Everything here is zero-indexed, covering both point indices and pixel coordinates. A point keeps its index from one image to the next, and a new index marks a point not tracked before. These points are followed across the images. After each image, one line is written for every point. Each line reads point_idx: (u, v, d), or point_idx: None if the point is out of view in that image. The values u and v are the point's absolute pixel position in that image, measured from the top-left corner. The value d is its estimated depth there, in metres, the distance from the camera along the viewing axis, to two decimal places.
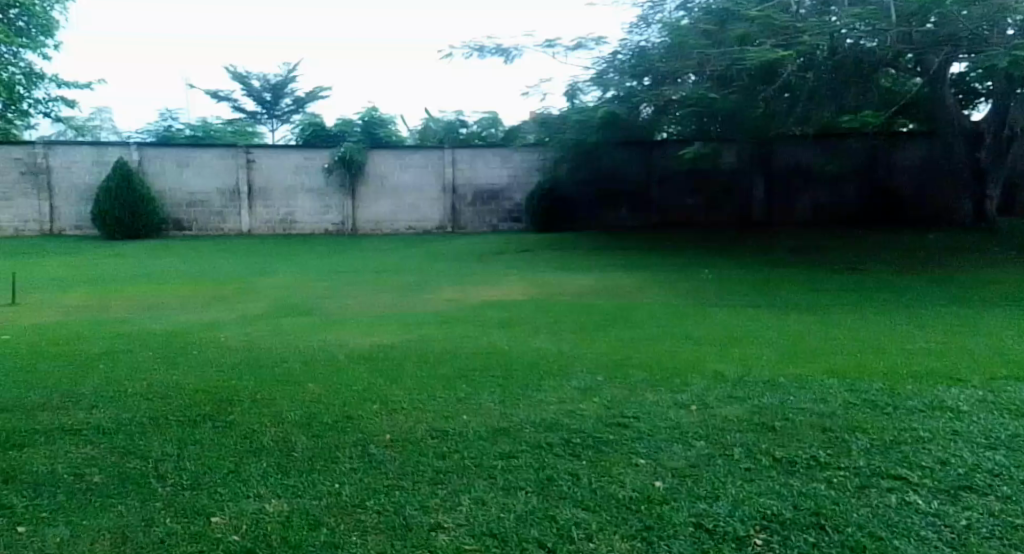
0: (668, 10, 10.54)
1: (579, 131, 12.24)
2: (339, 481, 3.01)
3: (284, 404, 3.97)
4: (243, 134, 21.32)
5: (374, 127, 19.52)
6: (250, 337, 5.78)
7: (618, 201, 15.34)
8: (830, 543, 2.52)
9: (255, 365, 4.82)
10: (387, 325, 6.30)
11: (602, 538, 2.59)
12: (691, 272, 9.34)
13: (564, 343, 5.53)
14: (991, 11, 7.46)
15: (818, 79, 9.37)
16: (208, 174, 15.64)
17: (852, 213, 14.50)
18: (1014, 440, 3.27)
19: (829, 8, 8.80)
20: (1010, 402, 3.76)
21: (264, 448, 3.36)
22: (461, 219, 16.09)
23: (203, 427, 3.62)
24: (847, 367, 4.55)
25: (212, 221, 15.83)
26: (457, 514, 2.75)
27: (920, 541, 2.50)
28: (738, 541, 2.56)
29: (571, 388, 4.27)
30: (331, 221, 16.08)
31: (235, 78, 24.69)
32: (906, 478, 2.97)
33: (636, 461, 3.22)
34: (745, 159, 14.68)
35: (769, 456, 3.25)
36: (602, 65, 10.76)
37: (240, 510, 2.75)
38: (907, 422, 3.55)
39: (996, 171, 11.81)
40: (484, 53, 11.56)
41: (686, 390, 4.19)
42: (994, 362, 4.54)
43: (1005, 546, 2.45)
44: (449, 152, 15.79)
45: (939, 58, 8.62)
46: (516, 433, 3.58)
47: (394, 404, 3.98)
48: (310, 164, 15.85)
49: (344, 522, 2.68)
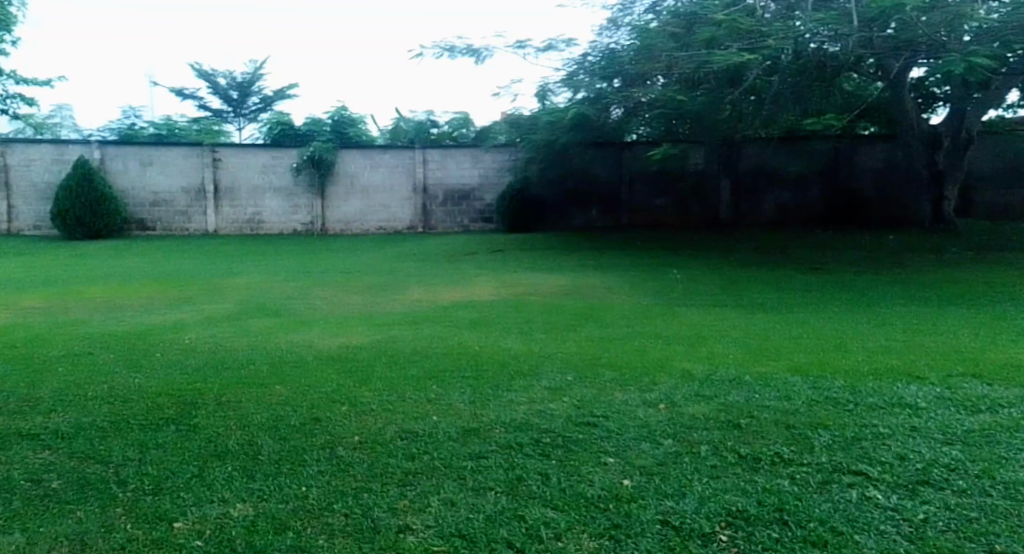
0: (637, 13, 10.62)
1: (549, 131, 12.27)
2: (307, 485, 3.00)
3: (251, 407, 3.94)
4: (210, 133, 21.05)
5: (345, 127, 19.34)
6: (217, 337, 5.73)
7: (589, 202, 15.40)
8: (792, 538, 2.57)
9: (221, 367, 4.77)
10: (357, 326, 6.28)
11: (570, 537, 2.61)
12: (660, 272, 9.41)
13: (533, 343, 5.56)
14: (950, 17, 7.59)
15: (783, 83, 9.49)
16: (174, 173, 15.46)
17: (815, 215, 14.73)
18: (971, 436, 3.35)
19: (793, 13, 8.92)
20: (966, 398, 3.85)
21: (229, 451, 3.33)
22: (431, 219, 16.06)
23: (166, 430, 3.59)
24: (811, 365, 4.63)
25: (177, 221, 15.64)
26: (425, 515, 2.75)
27: (879, 535, 2.56)
28: (704, 537, 2.60)
29: (541, 388, 4.29)
30: (299, 221, 15.94)
31: (201, 76, 24.38)
32: (866, 474, 3.03)
33: (605, 460, 3.24)
34: (713, 161, 14.86)
35: (734, 453, 3.30)
36: (572, 66, 10.72)
37: (203, 515, 2.73)
38: (868, 419, 3.62)
39: (954, 172, 12.08)
40: (455, 53, 11.54)
41: (654, 390, 4.22)
42: (953, 360, 4.63)
43: (960, 539, 2.51)
44: (420, 152, 15.74)
45: (899, 62, 8.80)
46: (486, 433, 3.59)
47: (363, 405, 3.98)
48: (277, 164, 15.70)
49: (310, 525, 2.67)
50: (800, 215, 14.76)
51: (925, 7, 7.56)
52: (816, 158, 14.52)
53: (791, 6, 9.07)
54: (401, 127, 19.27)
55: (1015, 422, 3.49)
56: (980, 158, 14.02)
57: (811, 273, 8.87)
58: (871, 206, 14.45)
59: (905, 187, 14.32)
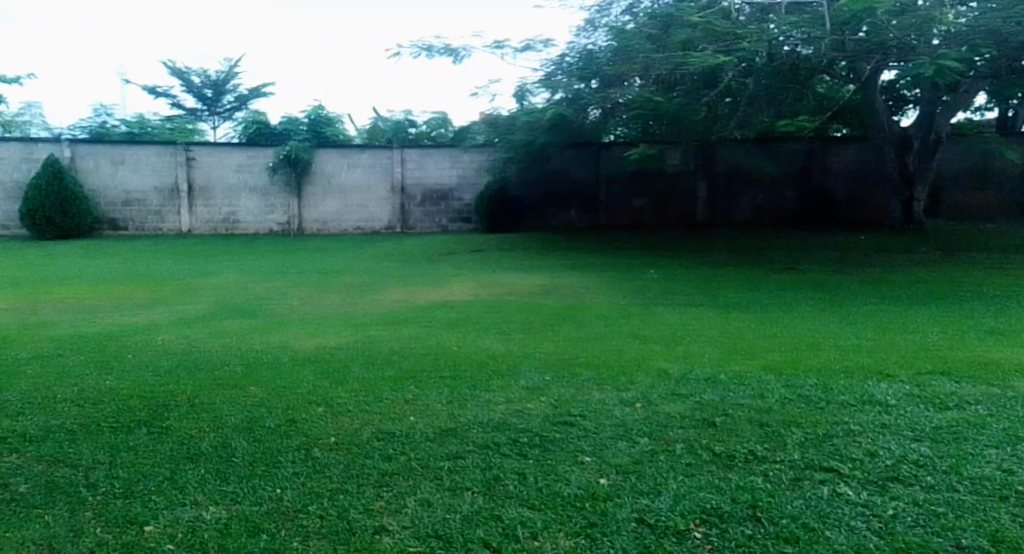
0: (614, 15, 10.66)
1: (528, 132, 12.28)
2: (282, 487, 2.97)
3: (225, 409, 3.90)
4: (183, 132, 20.82)
5: (322, 127, 19.20)
6: (190, 338, 5.67)
7: (567, 202, 15.43)
8: (765, 535, 2.60)
9: (194, 368, 4.73)
10: (334, 326, 6.25)
11: (547, 536, 2.62)
12: (637, 272, 9.45)
13: (512, 343, 5.57)
14: (919, 22, 7.70)
15: (758, 85, 9.57)
16: (146, 172, 15.27)
17: (790, 215, 14.87)
18: (939, 433, 3.40)
19: (767, 16, 9.00)
20: (935, 395, 3.92)
21: (202, 454, 3.30)
22: (409, 219, 16.00)
23: (137, 433, 3.55)
24: (784, 363, 4.68)
25: (150, 220, 15.46)
26: (402, 516, 2.75)
27: (849, 531, 2.59)
28: (679, 535, 2.62)
29: (518, 388, 4.30)
30: (275, 221, 15.82)
31: (174, 74, 24.11)
32: (838, 470, 3.07)
33: (582, 459, 3.26)
34: (689, 161, 14.95)
35: (709, 451, 3.33)
36: (550, 67, 10.72)
37: (175, 518, 2.70)
38: (839, 416, 3.66)
39: (925, 174, 12.24)
40: (433, 53, 11.52)
41: (631, 389, 4.24)
42: (924, 358, 4.70)
43: (929, 534, 2.55)
44: (397, 152, 15.68)
45: (870, 65, 8.91)
46: (463, 433, 3.59)
47: (339, 406, 3.96)
48: (252, 163, 15.57)
49: (284, 527, 2.66)
50: (775, 215, 14.90)
51: (896, 11, 7.64)
52: (791, 159, 14.66)
53: (765, 9, 9.15)
54: (379, 127, 19.17)
55: (982, 418, 3.55)
56: (949, 159, 14.25)
57: (786, 272, 8.95)
58: (843, 206, 14.64)
59: (876, 188, 14.52)
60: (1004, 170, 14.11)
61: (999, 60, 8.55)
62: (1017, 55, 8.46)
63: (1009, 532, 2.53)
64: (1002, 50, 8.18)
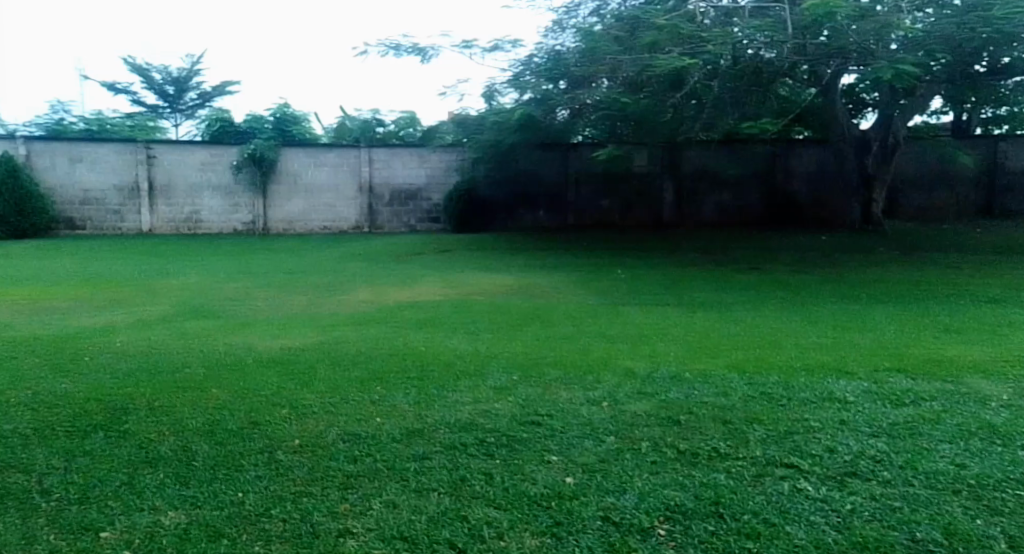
0: (582, 16, 10.68)
1: (496, 132, 12.28)
2: (244, 490, 2.94)
3: (185, 412, 3.84)
4: (144, 129, 20.47)
5: (287, 125, 19.01)
6: (150, 341, 5.57)
7: (535, 202, 15.45)
8: (727, 531, 2.63)
9: (154, 370, 4.65)
10: (299, 328, 6.17)
11: (513, 536, 2.62)
12: (603, 272, 9.50)
13: (479, 343, 5.57)
14: (878, 26, 7.84)
15: (723, 88, 9.67)
16: (105, 170, 14.98)
17: (753, 216, 15.06)
18: (896, 428, 3.47)
19: (731, 20, 9.07)
20: (892, 392, 3.99)
21: (161, 458, 3.24)
22: (377, 219, 15.90)
23: (93, 437, 3.48)
24: (748, 361, 4.75)
25: (109, 220, 15.18)
26: (367, 519, 2.73)
27: (809, 526, 2.63)
28: (643, 532, 2.64)
29: (486, 388, 4.29)
30: (239, 221, 15.62)
31: (134, 70, 23.67)
32: (798, 466, 3.12)
33: (548, 458, 3.27)
34: (656, 162, 15.10)
35: (673, 448, 3.35)
36: (519, 67, 10.73)
37: (133, 523, 2.66)
38: (800, 413, 3.72)
39: (883, 176, 12.49)
40: (400, 51, 11.46)
41: (597, 388, 4.26)
42: (882, 355, 4.79)
43: (884, 527, 2.60)
44: (365, 151, 15.56)
45: (831, 68, 9.05)
46: (430, 433, 3.58)
47: (303, 408, 3.92)
48: (215, 161, 15.35)
49: (246, 532, 2.63)
50: (738, 216, 15.08)
51: (856, 16, 7.77)
52: (754, 161, 14.89)
53: (729, 13, 9.22)
54: (346, 125, 19.01)
55: (937, 414, 3.63)
56: (908, 161, 14.55)
57: (750, 272, 9.04)
58: (805, 207, 14.93)
59: (836, 190, 14.82)
60: (958, 172, 14.47)
61: (954, 65, 8.76)
62: (971, 60, 8.68)
63: (962, 524, 2.59)
64: (956, 55, 8.39)
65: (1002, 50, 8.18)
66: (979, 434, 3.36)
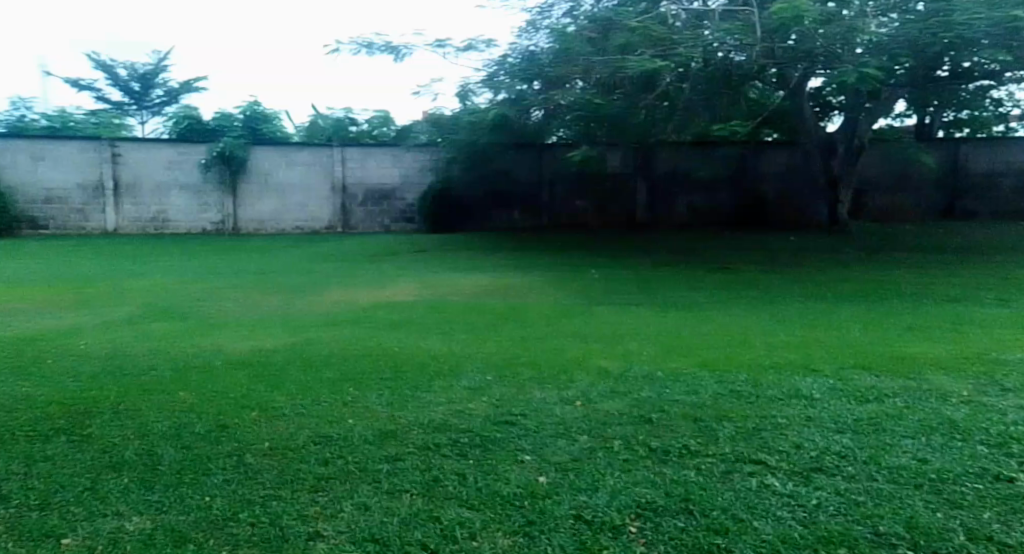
0: (555, 17, 10.69)
1: (470, 132, 12.26)
2: (211, 494, 2.91)
3: (152, 415, 3.80)
4: (110, 127, 20.15)
5: (257, 123, 18.81)
6: (115, 343, 5.48)
7: (509, 203, 15.45)
8: (696, 527, 2.65)
9: (119, 374, 4.57)
10: (268, 329, 6.12)
11: (486, 536, 2.62)
12: (577, 272, 9.54)
13: (454, 343, 5.56)
14: (843, 31, 7.98)
15: (693, 90, 9.75)
16: (68, 168, 14.72)
17: (725, 217, 15.21)
18: (860, 424, 3.52)
19: (702, 23, 9.12)
20: (859, 389, 4.04)
21: (126, 462, 3.20)
22: (351, 219, 15.82)
23: (56, 441, 3.42)
24: (718, 359, 4.80)
25: (73, 219, 14.91)
26: (338, 522, 2.71)
27: (775, 521, 2.66)
28: (614, 530, 2.65)
29: (459, 388, 4.29)
30: (208, 220, 15.45)
31: (99, 66, 23.30)
32: (766, 462, 3.16)
33: (521, 458, 3.27)
34: (629, 163, 15.17)
35: (645, 446, 3.37)
36: (493, 67, 10.80)
37: (95, 530, 2.61)
38: (768, 410, 3.77)
39: (850, 177, 12.65)
40: (374, 49, 11.41)
41: (571, 387, 4.29)
42: (847, 353, 4.85)
43: (849, 522, 2.63)
44: (338, 150, 15.46)
45: (799, 72, 9.14)
46: (403, 434, 3.57)
47: (273, 411, 3.88)
48: (183, 160, 15.17)
49: (213, 536, 2.60)
50: (710, 217, 15.22)
51: (822, 19, 7.89)
52: (725, 162, 15.02)
53: (700, 16, 9.26)
54: (318, 124, 18.85)
55: (898, 411, 3.69)
56: (874, 162, 14.76)
57: (721, 272, 9.11)
58: (774, 208, 15.12)
59: (803, 191, 15.04)
60: (923, 173, 14.70)
61: (916, 70, 8.91)
62: (932, 65, 8.83)
63: (923, 518, 2.64)
64: (919, 60, 8.53)
65: (963, 55, 8.35)
66: (939, 429, 3.42)
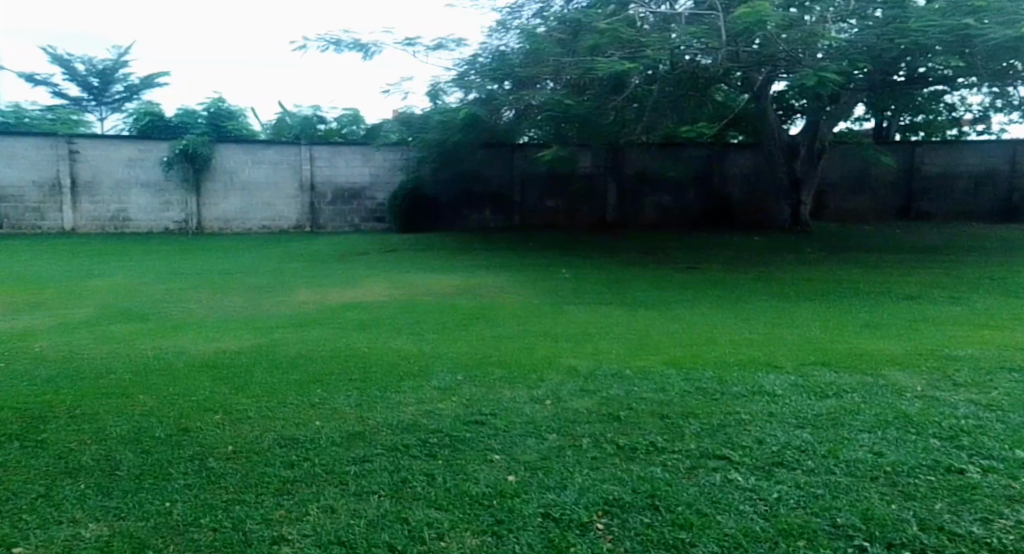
0: (525, 17, 10.67)
1: (440, 131, 12.22)
2: (171, 499, 2.87)
3: (110, 419, 3.72)
4: (68, 123, 19.76)
5: (222, 120, 18.60)
6: (73, 345, 5.37)
7: (480, 202, 15.41)
8: (661, 523, 2.67)
9: (75, 378, 4.47)
10: (232, 330, 6.04)
11: (453, 536, 2.62)
12: (547, 272, 9.55)
13: (425, 342, 5.55)
14: (804, 35, 8.05)
15: (661, 91, 9.80)
16: (23, 166, 14.39)
17: (694, 217, 15.37)
18: (820, 419, 3.57)
19: (669, 25, 9.16)
20: (819, 385, 4.11)
21: (82, 468, 3.14)
22: (320, 218, 15.70)
23: (8, 448, 3.35)
24: (684, 357, 4.83)
25: (28, 218, 14.59)
26: (302, 524, 2.69)
27: (738, 515, 2.69)
28: (582, 527, 2.66)
29: (430, 388, 4.28)
30: (171, 219, 15.23)
31: (55, 60, 22.83)
32: (729, 458, 3.19)
33: (490, 457, 3.27)
34: (600, 163, 15.24)
35: (613, 444, 3.39)
36: (463, 67, 10.74)
37: (49, 538, 2.57)
38: (732, 406, 3.80)
39: (812, 178, 12.84)
40: (342, 47, 11.34)
41: (541, 386, 4.30)
42: (809, 350, 4.92)
43: (810, 516, 2.66)
44: (306, 149, 15.31)
45: (763, 75, 9.22)
46: (371, 435, 3.54)
47: (238, 413, 3.84)
48: (145, 157, 14.93)
49: (172, 542, 2.57)
50: (679, 217, 15.37)
51: (785, 24, 7.97)
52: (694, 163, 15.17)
53: (667, 19, 9.32)
54: (285, 122, 18.65)
55: (857, 406, 3.75)
56: (838, 161, 15.00)
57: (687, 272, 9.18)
58: (741, 208, 15.30)
59: (769, 192, 15.25)
60: (884, 172, 14.97)
61: (876, 74, 9.05)
62: (892, 69, 8.98)
63: (879, 510, 2.68)
64: (879, 64, 8.67)
65: (918, 60, 8.51)
66: (895, 423, 3.48)
